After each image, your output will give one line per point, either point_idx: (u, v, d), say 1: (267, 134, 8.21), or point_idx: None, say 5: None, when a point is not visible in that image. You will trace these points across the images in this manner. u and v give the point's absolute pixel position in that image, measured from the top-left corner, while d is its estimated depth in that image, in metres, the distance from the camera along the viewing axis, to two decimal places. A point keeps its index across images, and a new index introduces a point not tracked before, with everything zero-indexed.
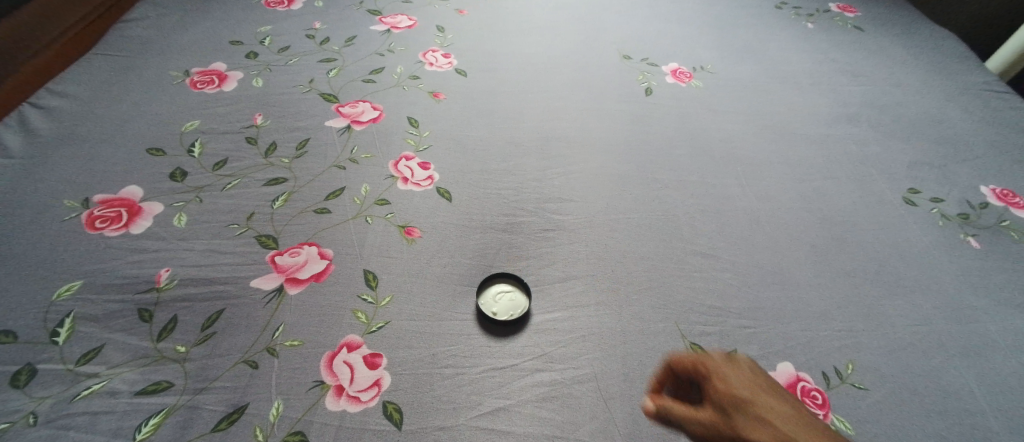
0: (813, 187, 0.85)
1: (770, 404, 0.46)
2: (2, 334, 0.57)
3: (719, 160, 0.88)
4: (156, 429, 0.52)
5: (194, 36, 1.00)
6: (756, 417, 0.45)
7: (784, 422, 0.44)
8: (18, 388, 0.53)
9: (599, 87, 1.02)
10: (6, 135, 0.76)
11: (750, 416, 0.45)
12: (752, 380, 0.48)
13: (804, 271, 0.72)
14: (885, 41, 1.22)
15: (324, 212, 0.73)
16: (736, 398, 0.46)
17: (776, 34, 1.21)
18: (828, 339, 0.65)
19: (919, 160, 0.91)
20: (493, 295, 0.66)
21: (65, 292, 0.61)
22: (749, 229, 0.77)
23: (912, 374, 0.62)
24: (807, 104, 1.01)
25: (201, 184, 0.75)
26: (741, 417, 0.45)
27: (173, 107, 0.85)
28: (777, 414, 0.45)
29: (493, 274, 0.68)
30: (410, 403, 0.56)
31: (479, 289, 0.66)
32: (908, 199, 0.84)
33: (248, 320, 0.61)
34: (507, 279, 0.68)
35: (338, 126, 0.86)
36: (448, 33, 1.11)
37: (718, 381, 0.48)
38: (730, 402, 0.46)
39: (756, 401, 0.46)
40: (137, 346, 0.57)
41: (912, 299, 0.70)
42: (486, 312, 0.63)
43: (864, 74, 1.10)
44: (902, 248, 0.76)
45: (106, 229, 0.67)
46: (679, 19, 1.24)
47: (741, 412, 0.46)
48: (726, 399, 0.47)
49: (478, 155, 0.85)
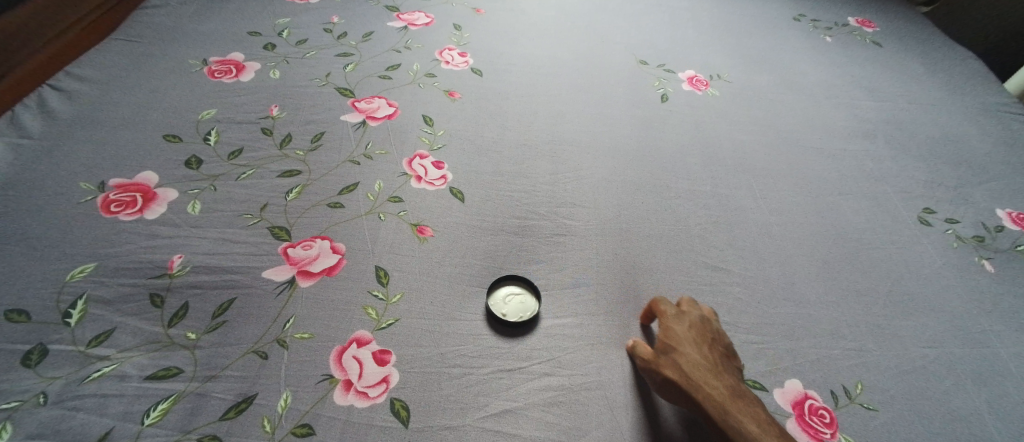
0: (827, 203, 0.84)
1: (691, 349, 0.56)
2: (15, 313, 0.57)
3: (733, 172, 0.87)
4: (164, 414, 0.52)
5: (213, 25, 1.01)
6: (673, 355, 0.56)
7: (696, 363, 0.55)
8: (29, 367, 0.54)
9: (614, 92, 1.01)
10: (25, 116, 0.77)
11: (669, 354, 0.56)
12: (690, 330, 0.58)
13: (816, 288, 0.72)
14: (903, 58, 1.21)
15: (337, 207, 0.73)
16: (669, 339, 0.57)
17: (793, 46, 1.20)
18: (837, 358, 0.64)
19: (935, 180, 0.90)
20: (503, 296, 0.66)
21: (79, 274, 0.61)
22: (760, 242, 0.77)
23: (922, 396, 0.62)
24: (823, 119, 1.01)
25: (216, 173, 0.75)
26: (663, 353, 0.57)
27: (190, 95, 0.86)
28: (695, 357, 0.55)
29: (505, 275, 0.68)
30: (417, 401, 0.56)
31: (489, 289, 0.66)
32: (923, 219, 0.83)
33: (259, 311, 0.61)
34: (519, 282, 0.68)
35: (353, 121, 0.87)
36: (465, 32, 1.11)
37: (662, 325, 0.60)
38: (662, 341, 0.58)
39: (680, 344, 0.57)
40: (148, 331, 0.58)
41: (924, 321, 0.70)
42: (496, 314, 0.63)
43: (881, 91, 1.10)
44: (916, 269, 0.76)
45: (121, 214, 0.68)
46: (696, 27, 1.23)
47: (665, 349, 0.57)
48: (660, 338, 0.58)
49: (491, 155, 0.85)
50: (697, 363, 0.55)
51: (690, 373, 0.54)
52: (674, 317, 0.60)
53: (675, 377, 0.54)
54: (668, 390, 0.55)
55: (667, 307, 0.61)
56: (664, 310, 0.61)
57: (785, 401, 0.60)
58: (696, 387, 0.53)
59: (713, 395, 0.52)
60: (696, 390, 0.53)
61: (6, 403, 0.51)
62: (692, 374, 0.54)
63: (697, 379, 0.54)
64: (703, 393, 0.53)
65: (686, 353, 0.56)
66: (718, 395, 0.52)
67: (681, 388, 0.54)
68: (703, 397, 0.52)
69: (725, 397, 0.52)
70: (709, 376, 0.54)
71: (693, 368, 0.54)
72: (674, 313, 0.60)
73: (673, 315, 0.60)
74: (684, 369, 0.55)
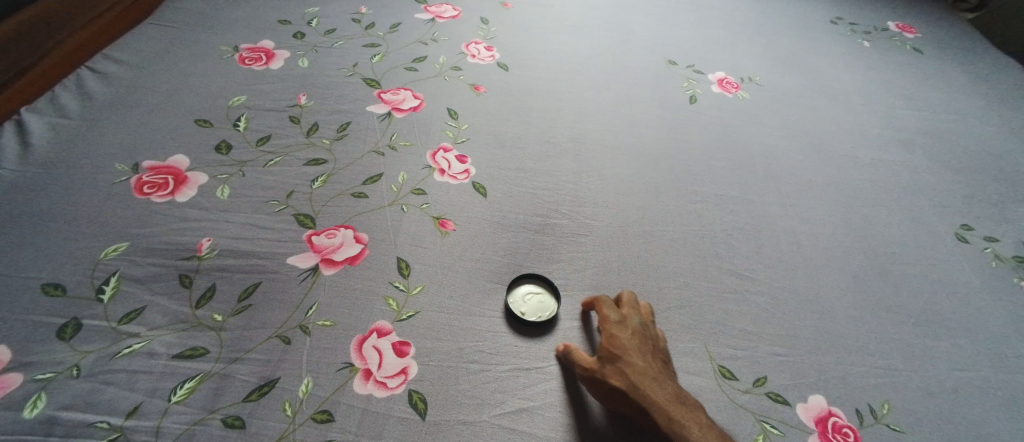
0: (857, 214, 0.82)
1: (637, 358, 0.55)
2: (51, 287, 0.59)
3: (761, 178, 0.86)
4: (190, 393, 0.54)
5: (245, 12, 1.02)
6: (619, 364, 0.55)
7: (642, 371, 0.54)
8: (64, 340, 0.55)
9: (642, 92, 1.00)
10: (65, 96, 0.79)
11: (614, 363, 0.55)
12: (633, 338, 0.57)
13: (842, 301, 0.70)
14: (944, 65, 1.17)
15: (361, 197, 0.74)
16: (614, 347, 0.56)
17: (828, 50, 1.17)
18: (862, 374, 0.63)
19: (973, 196, 0.87)
20: (521, 295, 0.65)
21: (112, 253, 0.63)
22: (786, 251, 0.75)
23: (951, 419, 0.60)
24: (857, 127, 0.98)
25: (245, 159, 0.76)
26: (609, 361, 0.56)
27: (222, 81, 0.87)
28: (640, 365, 0.55)
29: (521, 274, 0.68)
30: (435, 395, 0.56)
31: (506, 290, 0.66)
32: (959, 235, 0.81)
33: (283, 296, 0.62)
34: (537, 280, 0.68)
35: (379, 112, 0.87)
36: (492, 26, 1.11)
37: (606, 333, 0.58)
38: (606, 350, 0.56)
39: (627, 354, 0.56)
40: (176, 311, 0.59)
41: (955, 341, 0.68)
42: (515, 312, 0.63)
43: (919, 99, 1.06)
44: (948, 287, 0.74)
45: (153, 195, 0.69)
46: (728, 28, 1.21)
47: (611, 358, 0.56)
48: (605, 346, 0.57)
49: (515, 152, 0.85)
50: (643, 371, 0.54)
51: (637, 383, 0.54)
52: (616, 323, 0.59)
53: (622, 387, 0.54)
54: (615, 398, 0.54)
55: (607, 313, 0.60)
56: (605, 316, 0.60)
57: (808, 417, 0.59)
58: (642, 395, 0.53)
59: (659, 403, 0.53)
60: (644, 399, 0.53)
61: (42, 374, 0.53)
62: (639, 383, 0.54)
63: (645, 388, 0.53)
64: (651, 403, 0.53)
65: (630, 361, 0.55)
66: (664, 403, 0.53)
67: (629, 398, 0.53)
68: (649, 406, 0.53)
69: (671, 406, 0.53)
70: (655, 385, 0.54)
71: (640, 378, 0.54)
72: (615, 319, 0.59)
73: (614, 321, 0.59)
74: (631, 378, 0.54)
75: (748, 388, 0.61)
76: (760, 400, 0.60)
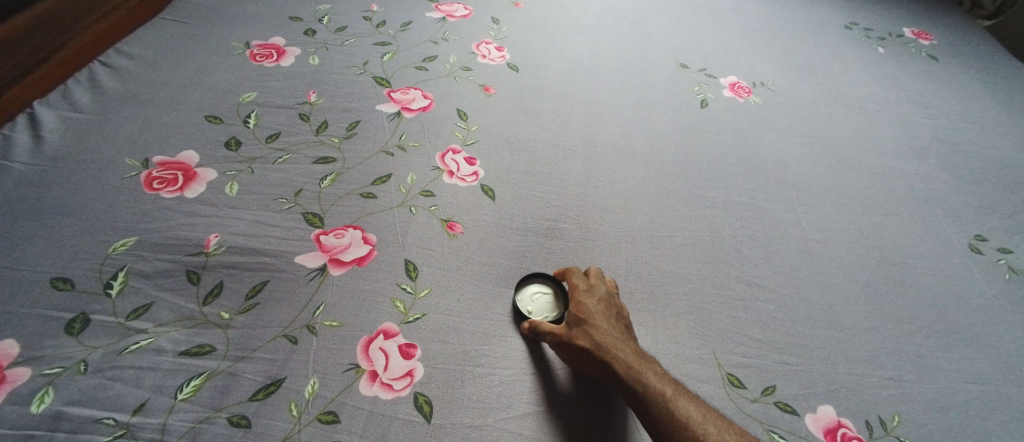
0: (870, 223, 0.81)
1: (602, 321, 0.59)
2: (61, 281, 0.59)
3: (773, 184, 0.85)
4: (196, 391, 0.54)
5: (257, 8, 1.02)
6: (585, 326, 0.58)
7: (605, 332, 0.58)
8: (72, 335, 0.56)
9: (653, 95, 0.99)
10: (76, 90, 0.79)
11: (580, 326, 0.58)
12: (599, 304, 0.61)
13: (854, 311, 0.69)
14: (960, 74, 1.15)
15: (369, 197, 0.74)
16: (579, 311, 0.60)
17: (842, 56, 1.15)
18: (873, 386, 0.62)
19: (988, 206, 0.86)
20: (528, 294, 0.65)
21: (121, 247, 0.63)
22: (797, 259, 0.74)
23: (963, 434, 0.59)
24: (871, 134, 0.97)
25: (254, 156, 0.76)
26: (574, 323, 0.59)
27: (232, 77, 0.87)
28: (604, 327, 0.58)
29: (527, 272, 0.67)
30: (441, 398, 0.56)
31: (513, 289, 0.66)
32: (973, 246, 0.79)
33: (290, 296, 0.62)
34: (543, 278, 0.67)
35: (389, 111, 0.87)
36: (503, 26, 1.10)
37: (574, 300, 0.61)
38: (573, 314, 0.59)
39: (593, 318, 0.59)
40: (184, 307, 0.59)
41: (969, 354, 0.66)
42: (521, 311, 0.63)
43: (935, 108, 1.05)
44: (962, 299, 0.73)
45: (163, 191, 0.69)
46: (741, 31, 1.19)
47: (577, 322, 0.59)
48: (571, 310, 0.60)
49: (525, 154, 0.84)
50: (607, 331, 0.58)
51: (601, 342, 0.57)
52: (584, 291, 0.62)
53: (586, 345, 0.57)
54: (580, 357, 0.57)
55: (574, 282, 0.63)
56: (572, 285, 0.63)
57: (817, 427, 0.58)
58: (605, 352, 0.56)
59: (621, 358, 0.56)
60: (608, 355, 0.56)
61: (50, 369, 0.53)
62: (603, 341, 0.57)
63: (608, 346, 0.57)
64: (613, 359, 0.56)
65: (594, 322, 0.58)
66: (626, 358, 0.56)
67: (593, 355, 0.56)
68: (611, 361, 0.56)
69: (634, 361, 0.56)
70: (617, 343, 0.57)
71: (603, 337, 0.57)
72: (581, 287, 0.63)
73: (581, 289, 0.62)
74: (595, 338, 0.57)
75: (757, 397, 0.60)
76: (769, 409, 0.59)
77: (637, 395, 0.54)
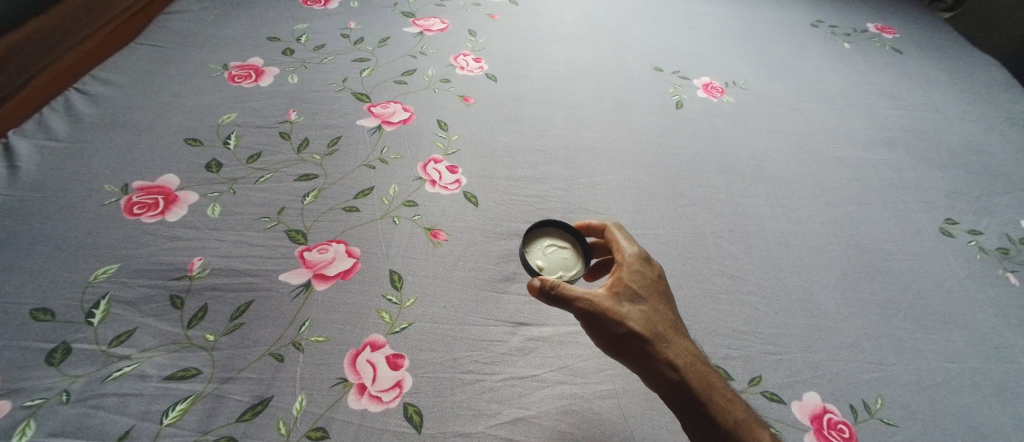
0: (846, 212, 0.83)
1: (656, 305, 0.58)
2: (40, 311, 0.58)
3: (750, 180, 0.87)
4: (182, 414, 0.53)
5: (234, 30, 1.03)
6: (641, 308, 0.57)
7: (657, 316, 0.57)
8: (53, 365, 0.55)
9: (629, 99, 1.01)
10: (52, 119, 0.79)
11: (636, 307, 0.57)
12: (654, 287, 0.60)
13: (834, 299, 0.71)
14: (925, 65, 1.19)
15: (352, 211, 0.74)
16: (633, 289, 0.58)
17: (811, 53, 1.19)
18: (856, 371, 0.63)
19: (957, 190, 0.89)
20: (540, 247, 0.66)
21: (102, 275, 0.62)
22: (777, 251, 0.76)
23: (945, 413, 0.60)
24: (842, 126, 1.00)
25: (235, 176, 0.76)
26: (628, 303, 0.57)
27: (211, 99, 0.87)
28: (658, 313, 0.57)
29: (540, 224, 0.68)
30: (430, 407, 0.56)
31: (525, 241, 0.66)
32: (945, 230, 0.82)
33: (276, 314, 0.61)
34: (556, 231, 0.68)
35: (370, 125, 0.87)
36: (480, 38, 1.12)
37: (631, 276, 0.59)
38: (630, 292, 0.58)
39: (648, 301, 0.58)
40: (168, 332, 0.59)
41: (946, 334, 0.68)
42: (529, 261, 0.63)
43: (902, 98, 1.08)
44: (937, 281, 0.74)
45: (143, 216, 0.69)
46: (713, 34, 1.22)
47: (632, 301, 0.57)
48: (623, 286, 0.58)
49: (506, 160, 0.85)
50: (661, 318, 0.57)
51: (654, 327, 0.56)
52: (641, 269, 0.60)
53: (641, 330, 0.55)
54: (630, 342, 0.55)
55: (626, 254, 0.61)
56: (625, 256, 0.61)
57: (803, 414, 0.59)
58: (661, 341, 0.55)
59: (677, 351, 0.55)
60: (663, 343, 0.55)
61: (31, 400, 0.52)
62: (654, 327, 0.56)
63: (661, 333, 0.56)
64: (670, 350, 0.55)
65: (648, 306, 0.57)
66: (682, 351, 0.55)
67: (646, 340, 0.55)
68: (665, 349, 0.54)
69: (685, 353, 0.55)
70: (669, 331, 0.56)
71: (658, 324, 0.56)
72: (633, 258, 0.61)
73: (633, 260, 0.60)
74: (649, 322, 0.56)
75: (744, 388, 0.61)
76: (756, 399, 0.60)
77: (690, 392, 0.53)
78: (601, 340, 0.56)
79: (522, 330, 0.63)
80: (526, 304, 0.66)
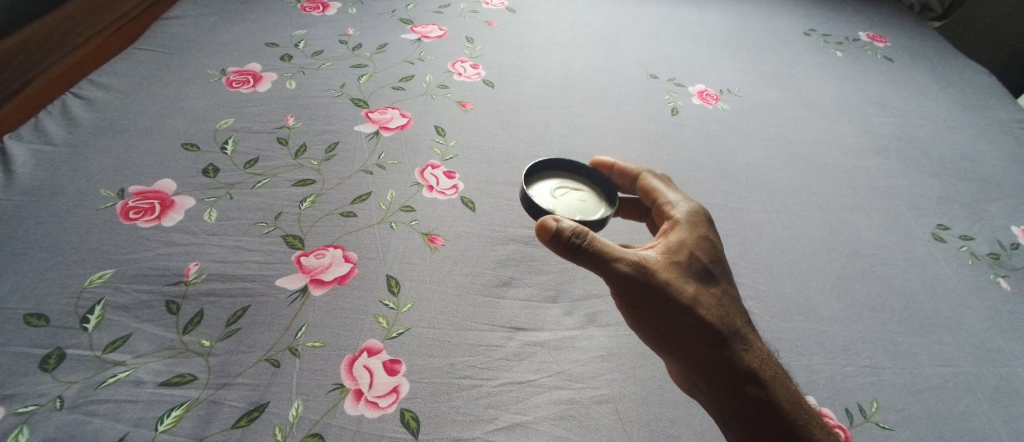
0: (840, 218, 0.84)
1: (715, 286, 0.61)
2: (34, 317, 0.58)
3: (745, 186, 0.87)
4: (177, 421, 0.52)
5: (233, 36, 1.03)
6: (703, 291, 0.60)
7: (718, 300, 0.61)
8: (47, 371, 0.54)
9: (625, 105, 1.02)
10: (49, 124, 0.78)
11: (698, 287, 0.60)
12: (712, 263, 0.63)
13: (829, 304, 0.71)
14: (916, 73, 1.21)
15: (350, 216, 0.74)
16: (696, 265, 0.61)
17: (804, 61, 1.20)
18: (851, 375, 0.64)
19: (947, 196, 0.90)
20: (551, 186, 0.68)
21: (97, 280, 0.62)
22: (772, 256, 0.76)
23: (938, 417, 0.61)
24: (835, 134, 1.01)
25: (232, 181, 0.76)
26: (691, 283, 0.60)
27: (209, 104, 0.88)
28: (719, 297, 0.61)
29: (561, 168, 0.72)
30: (427, 413, 0.56)
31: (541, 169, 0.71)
32: (937, 235, 0.83)
33: (272, 319, 0.61)
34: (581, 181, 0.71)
35: (367, 131, 0.88)
36: (478, 45, 1.13)
37: (693, 250, 0.62)
38: (692, 270, 0.61)
39: (708, 282, 0.61)
40: (163, 337, 0.58)
41: (939, 338, 0.69)
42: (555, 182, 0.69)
43: (893, 105, 1.10)
44: (930, 286, 0.75)
45: (139, 221, 0.69)
46: (708, 42, 1.24)
47: (695, 280, 0.60)
48: (687, 262, 0.61)
49: (503, 166, 0.86)
50: (727, 303, 0.61)
51: (717, 311, 0.60)
52: (702, 244, 0.63)
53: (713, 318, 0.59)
54: (691, 325, 0.58)
55: (683, 210, 0.66)
56: (689, 219, 0.65)
57: None
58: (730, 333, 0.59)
59: (738, 338, 0.59)
60: (724, 328, 0.59)
61: (24, 406, 0.51)
62: (717, 313, 0.60)
63: (724, 319, 0.59)
64: (732, 337, 0.59)
65: (713, 289, 0.61)
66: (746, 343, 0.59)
67: (709, 326, 0.58)
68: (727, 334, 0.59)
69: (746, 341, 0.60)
70: (730, 317, 0.60)
71: (721, 310, 0.60)
72: (689, 216, 0.65)
73: (694, 230, 0.64)
74: (711, 306, 0.60)
75: None
76: None
77: (758, 390, 0.57)
78: (663, 325, 0.59)
79: (519, 335, 0.63)
80: (523, 308, 0.66)
